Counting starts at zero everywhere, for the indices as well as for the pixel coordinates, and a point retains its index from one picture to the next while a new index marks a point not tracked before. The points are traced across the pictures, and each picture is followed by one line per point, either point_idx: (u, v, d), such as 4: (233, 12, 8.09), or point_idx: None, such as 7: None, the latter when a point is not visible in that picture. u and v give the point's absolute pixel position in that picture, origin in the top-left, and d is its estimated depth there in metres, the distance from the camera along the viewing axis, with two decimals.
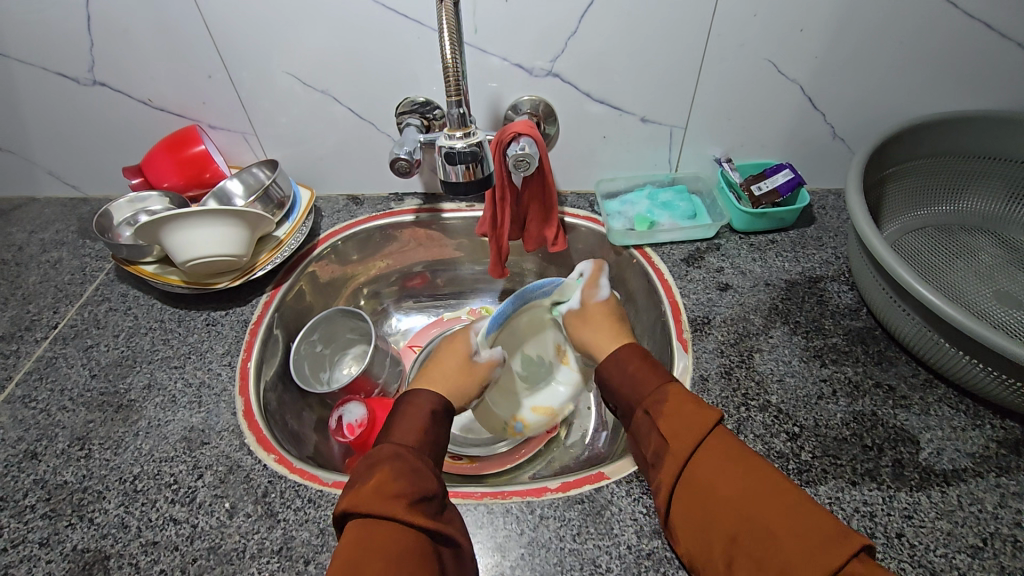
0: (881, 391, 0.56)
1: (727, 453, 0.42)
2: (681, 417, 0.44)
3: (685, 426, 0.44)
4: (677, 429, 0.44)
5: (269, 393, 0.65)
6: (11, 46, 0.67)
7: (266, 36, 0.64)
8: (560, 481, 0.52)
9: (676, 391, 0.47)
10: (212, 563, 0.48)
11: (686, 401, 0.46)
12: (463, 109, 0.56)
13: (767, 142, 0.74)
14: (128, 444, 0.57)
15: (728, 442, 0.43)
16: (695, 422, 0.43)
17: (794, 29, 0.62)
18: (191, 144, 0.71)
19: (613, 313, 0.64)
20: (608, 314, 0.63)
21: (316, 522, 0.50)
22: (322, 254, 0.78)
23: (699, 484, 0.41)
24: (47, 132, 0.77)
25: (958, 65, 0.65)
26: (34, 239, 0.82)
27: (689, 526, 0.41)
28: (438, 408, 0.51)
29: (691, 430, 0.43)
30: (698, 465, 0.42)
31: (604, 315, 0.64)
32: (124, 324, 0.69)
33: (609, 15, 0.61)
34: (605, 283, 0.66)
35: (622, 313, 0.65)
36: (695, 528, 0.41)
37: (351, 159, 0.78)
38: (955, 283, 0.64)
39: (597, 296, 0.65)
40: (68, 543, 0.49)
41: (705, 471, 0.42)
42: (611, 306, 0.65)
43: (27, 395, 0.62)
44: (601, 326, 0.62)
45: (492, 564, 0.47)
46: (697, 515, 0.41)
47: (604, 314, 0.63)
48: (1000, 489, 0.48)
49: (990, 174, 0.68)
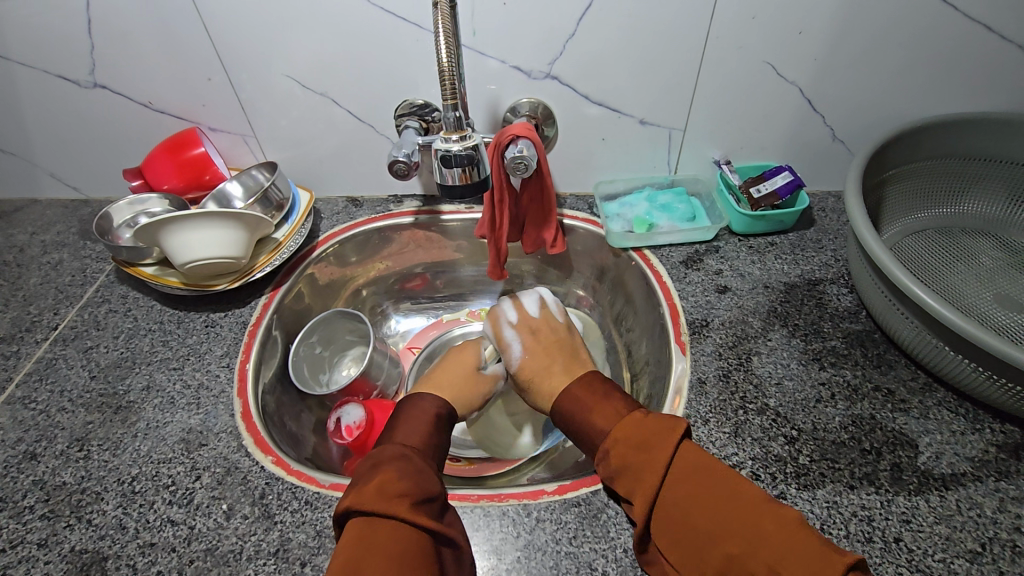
0: (880, 395, 0.56)
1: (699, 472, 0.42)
2: (640, 452, 0.44)
3: (646, 455, 0.43)
4: (641, 460, 0.43)
5: (268, 395, 0.65)
6: (11, 49, 0.68)
7: (266, 39, 0.65)
8: (557, 484, 0.52)
9: (629, 425, 0.46)
10: (208, 565, 0.48)
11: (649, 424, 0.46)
12: (459, 112, 0.56)
13: (767, 145, 0.74)
14: (127, 445, 0.57)
15: (698, 459, 0.43)
16: (658, 446, 0.43)
17: (794, 31, 0.62)
18: (190, 146, 0.71)
19: (541, 360, 0.59)
20: (535, 364, 0.59)
21: (313, 524, 0.50)
22: (321, 256, 0.78)
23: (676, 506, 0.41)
24: (47, 133, 0.77)
25: (959, 68, 0.65)
26: (36, 240, 0.82)
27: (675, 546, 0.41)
28: (442, 413, 0.52)
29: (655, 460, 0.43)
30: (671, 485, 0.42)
31: (530, 372, 0.59)
32: (124, 325, 0.69)
33: (608, 17, 0.61)
34: (512, 338, 0.62)
35: (550, 352, 0.60)
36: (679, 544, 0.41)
37: (351, 161, 0.79)
38: (956, 287, 0.64)
39: (513, 354, 0.61)
40: (66, 544, 0.50)
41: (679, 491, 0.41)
42: (540, 348, 0.60)
43: (27, 396, 0.62)
44: (532, 381, 0.58)
45: (488, 567, 0.47)
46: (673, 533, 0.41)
47: (533, 363, 0.59)
48: (999, 494, 0.48)
49: (991, 177, 0.68)
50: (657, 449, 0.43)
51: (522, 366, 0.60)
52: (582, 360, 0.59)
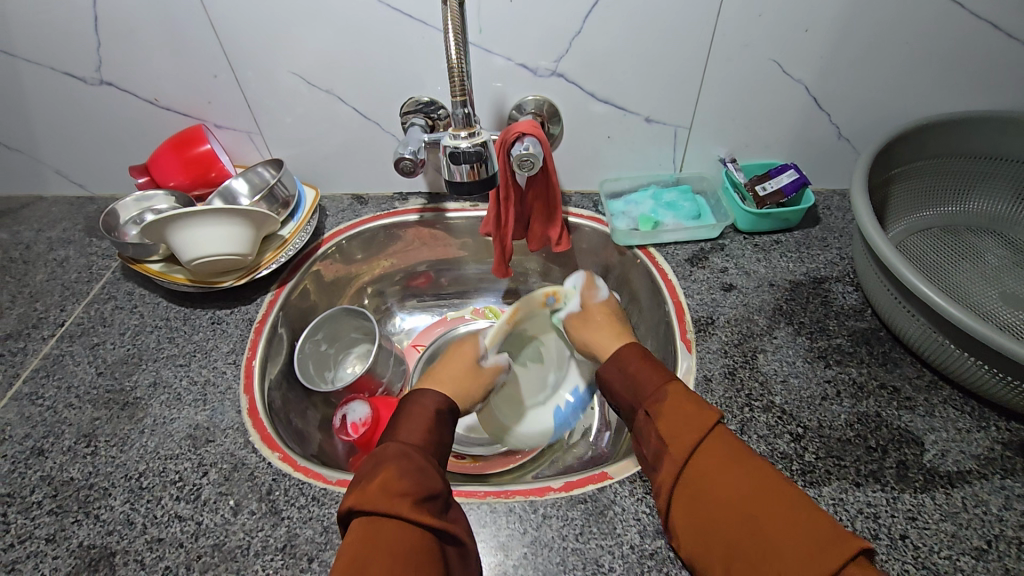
0: (886, 393, 0.56)
1: (727, 455, 0.43)
2: (682, 413, 0.46)
3: (684, 421, 0.45)
4: (682, 421, 0.45)
5: (274, 392, 0.66)
6: (18, 46, 0.68)
7: (272, 36, 0.65)
8: (563, 481, 0.52)
9: (675, 391, 0.48)
10: (216, 560, 0.48)
11: (687, 402, 0.47)
12: (467, 109, 0.57)
13: (772, 143, 0.74)
14: (134, 441, 0.57)
15: (728, 441, 0.44)
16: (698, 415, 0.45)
17: (800, 29, 0.62)
18: (196, 143, 0.71)
19: (614, 314, 0.66)
20: (609, 313, 0.66)
21: (320, 520, 0.50)
22: (326, 253, 0.78)
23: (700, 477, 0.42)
24: (53, 130, 0.77)
25: (966, 66, 0.65)
26: (41, 237, 0.82)
27: (692, 519, 0.42)
28: (444, 409, 0.51)
29: (691, 431, 0.44)
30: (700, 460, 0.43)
31: (601, 316, 0.66)
32: (130, 321, 0.69)
33: (614, 15, 0.61)
34: (603, 286, 0.69)
35: (621, 314, 0.67)
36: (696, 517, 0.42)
37: (356, 159, 0.79)
38: (962, 285, 0.64)
39: (595, 297, 0.68)
40: (75, 539, 0.50)
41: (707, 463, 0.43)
42: (613, 308, 0.67)
43: (34, 392, 0.62)
44: (601, 324, 0.64)
45: (495, 564, 0.47)
46: (697, 505, 0.42)
47: (608, 314, 0.66)
48: (1005, 492, 0.48)
49: (997, 176, 0.68)
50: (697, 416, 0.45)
51: (594, 309, 0.67)
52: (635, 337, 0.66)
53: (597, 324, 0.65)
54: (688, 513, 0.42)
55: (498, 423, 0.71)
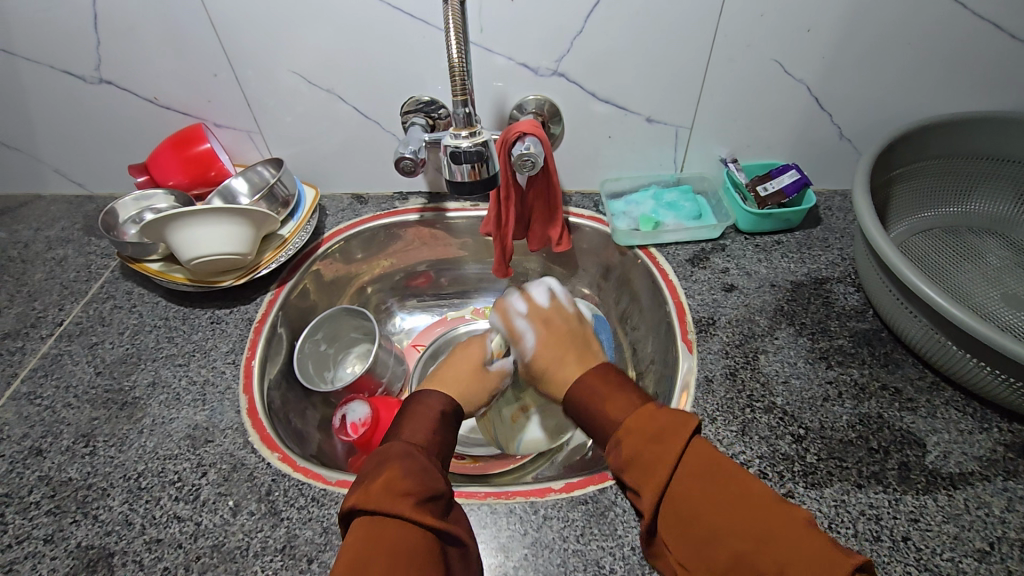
0: (887, 394, 0.56)
1: (707, 469, 0.41)
2: (650, 446, 0.43)
3: (655, 454, 0.42)
4: (650, 458, 0.42)
5: (273, 392, 0.65)
6: (16, 44, 0.67)
7: (272, 35, 0.64)
8: (564, 482, 0.52)
9: (639, 418, 0.45)
10: (215, 561, 0.48)
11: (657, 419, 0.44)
12: (469, 109, 0.56)
13: (774, 143, 0.74)
14: (133, 441, 0.57)
15: (708, 457, 0.42)
16: (669, 444, 0.42)
17: (803, 29, 0.62)
18: (195, 142, 0.71)
19: (552, 349, 0.56)
20: (545, 354, 0.56)
21: (320, 521, 0.50)
22: (326, 253, 0.78)
23: (684, 504, 0.40)
24: (52, 129, 0.77)
25: (968, 66, 0.65)
26: (40, 236, 0.82)
27: (682, 547, 0.40)
28: (447, 410, 0.51)
29: (666, 453, 0.41)
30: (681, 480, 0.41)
31: (539, 365, 0.56)
32: (129, 321, 0.69)
33: (616, 15, 0.61)
34: (524, 328, 0.60)
35: (563, 340, 0.57)
36: (686, 544, 0.40)
37: (356, 158, 0.78)
38: (964, 286, 0.64)
39: (525, 345, 0.59)
40: (73, 539, 0.50)
41: (690, 486, 0.41)
42: (552, 337, 0.57)
43: (32, 391, 0.62)
44: (542, 372, 0.56)
45: (495, 565, 0.46)
46: (685, 533, 0.40)
47: (545, 352, 0.56)
48: (1007, 494, 0.48)
49: (998, 176, 0.68)
50: (669, 443, 0.42)
51: (529, 360, 0.58)
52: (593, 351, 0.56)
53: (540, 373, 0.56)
54: (677, 541, 0.40)
55: (500, 434, 0.69)
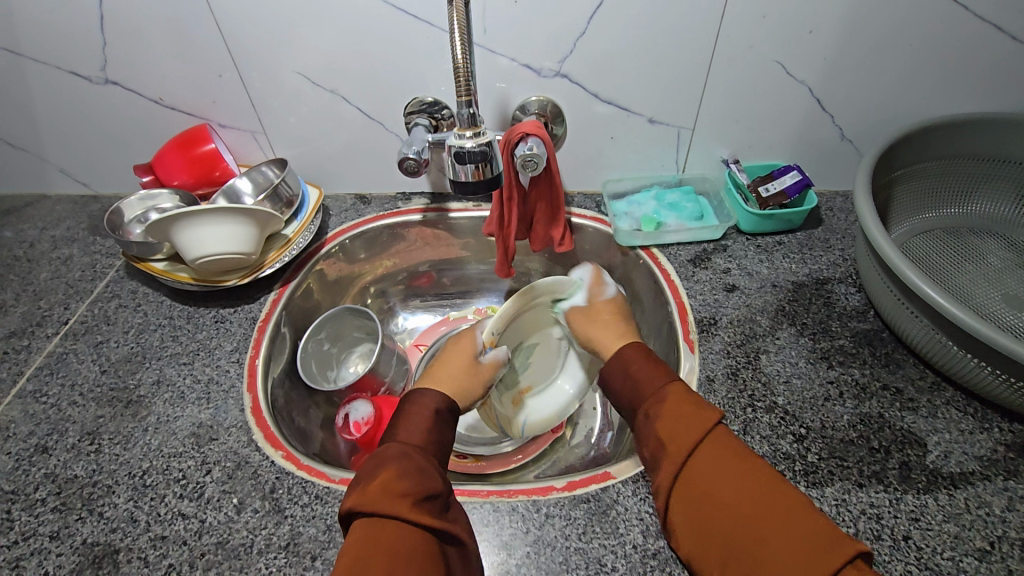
0: (888, 394, 0.56)
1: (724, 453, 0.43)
2: (677, 420, 0.45)
3: (680, 427, 0.44)
4: (676, 430, 0.44)
5: (277, 390, 0.66)
6: (24, 45, 0.68)
7: (277, 36, 0.65)
8: (566, 480, 0.52)
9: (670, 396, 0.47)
10: (219, 558, 0.48)
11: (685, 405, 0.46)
12: (473, 109, 0.57)
13: (775, 144, 0.74)
14: (138, 439, 0.57)
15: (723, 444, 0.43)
16: (693, 420, 0.44)
17: (804, 31, 0.62)
18: (200, 142, 0.72)
19: (624, 312, 0.63)
20: (620, 311, 0.63)
21: (323, 518, 0.50)
22: (329, 252, 0.79)
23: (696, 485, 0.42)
24: (57, 129, 0.78)
25: (969, 68, 0.65)
26: (45, 236, 0.83)
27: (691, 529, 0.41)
28: (442, 408, 0.51)
29: (689, 432, 0.44)
30: (697, 465, 0.43)
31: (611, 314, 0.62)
32: (134, 320, 0.69)
33: (619, 16, 0.61)
34: (610, 281, 0.65)
35: (629, 313, 0.64)
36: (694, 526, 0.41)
37: (359, 159, 0.79)
38: (965, 286, 0.64)
39: (603, 294, 0.64)
40: (78, 536, 0.50)
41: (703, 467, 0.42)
42: (621, 306, 0.64)
43: (38, 390, 0.62)
44: (611, 321, 0.61)
45: (498, 563, 0.47)
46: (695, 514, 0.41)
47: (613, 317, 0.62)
48: (1008, 493, 0.48)
49: (999, 178, 0.68)
50: (692, 421, 0.44)
51: (600, 306, 0.63)
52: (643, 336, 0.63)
53: (605, 321, 0.61)
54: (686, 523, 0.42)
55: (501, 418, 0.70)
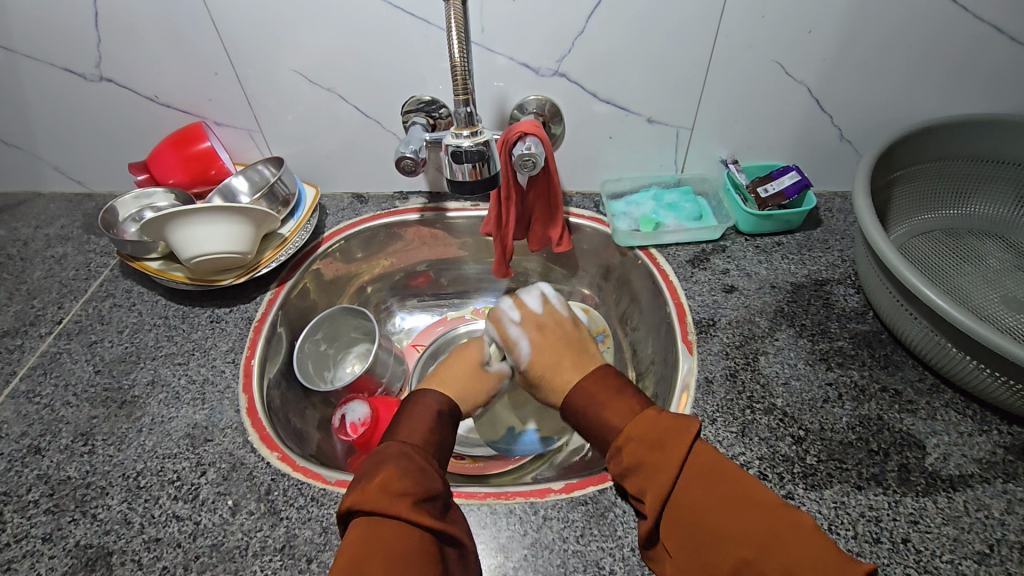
0: (887, 396, 0.56)
1: (710, 473, 0.42)
2: (654, 448, 0.44)
3: (658, 456, 0.43)
4: (652, 461, 0.43)
5: (273, 391, 0.65)
6: (16, 41, 0.67)
7: (274, 34, 0.64)
8: (564, 482, 0.52)
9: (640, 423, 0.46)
10: (214, 561, 0.48)
11: (657, 429, 0.45)
12: (470, 108, 0.57)
13: (775, 144, 0.74)
14: (132, 440, 0.57)
15: (710, 461, 0.43)
16: (670, 449, 0.43)
17: (803, 31, 0.62)
18: (196, 140, 0.71)
19: (549, 355, 0.57)
20: (544, 359, 0.57)
21: (319, 521, 0.50)
22: (327, 251, 0.78)
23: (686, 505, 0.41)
24: (50, 126, 0.77)
25: (968, 69, 0.65)
26: (39, 234, 0.82)
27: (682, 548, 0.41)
28: (444, 410, 0.51)
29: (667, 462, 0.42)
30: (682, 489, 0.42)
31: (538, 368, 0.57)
32: (128, 320, 0.69)
33: (617, 16, 0.61)
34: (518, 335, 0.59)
35: (557, 346, 0.57)
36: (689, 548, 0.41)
37: (356, 158, 0.78)
38: (964, 288, 0.64)
39: (520, 353, 0.58)
40: (71, 538, 0.49)
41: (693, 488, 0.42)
42: (546, 343, 0.58)
43: (31, 389, 0.62)
44: (544, 376, 0.56)
45: (495, 565, 0.46)
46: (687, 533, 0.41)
47: (536, 365, 0.57)
48: (1007, 496, 0.48)
49: (998, 178, 0.68)
50: (670, 447, 0.43)
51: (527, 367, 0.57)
52: (590, 354, 0.57)
53: (539, 377, 0.56)
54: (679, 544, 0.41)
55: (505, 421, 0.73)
